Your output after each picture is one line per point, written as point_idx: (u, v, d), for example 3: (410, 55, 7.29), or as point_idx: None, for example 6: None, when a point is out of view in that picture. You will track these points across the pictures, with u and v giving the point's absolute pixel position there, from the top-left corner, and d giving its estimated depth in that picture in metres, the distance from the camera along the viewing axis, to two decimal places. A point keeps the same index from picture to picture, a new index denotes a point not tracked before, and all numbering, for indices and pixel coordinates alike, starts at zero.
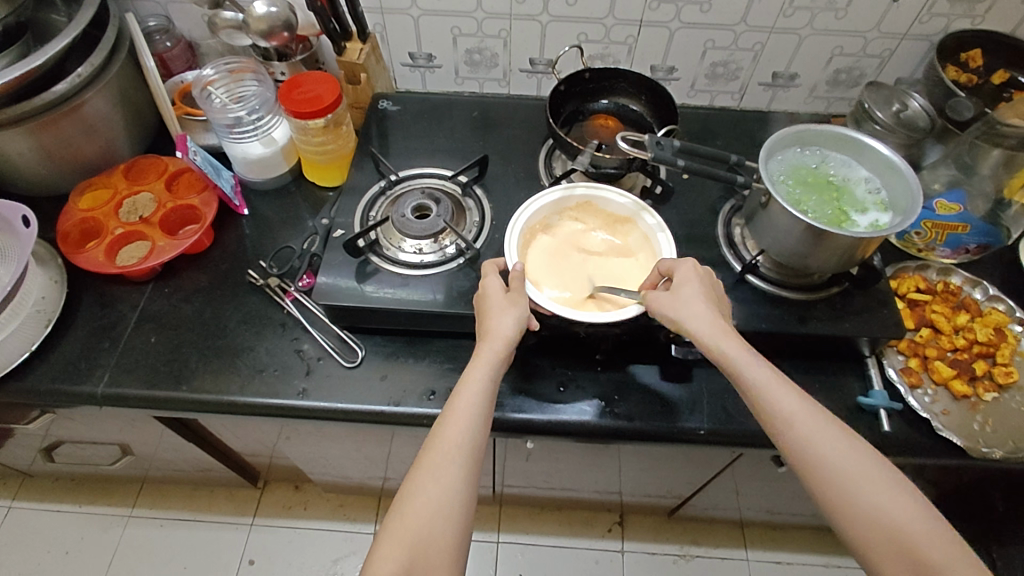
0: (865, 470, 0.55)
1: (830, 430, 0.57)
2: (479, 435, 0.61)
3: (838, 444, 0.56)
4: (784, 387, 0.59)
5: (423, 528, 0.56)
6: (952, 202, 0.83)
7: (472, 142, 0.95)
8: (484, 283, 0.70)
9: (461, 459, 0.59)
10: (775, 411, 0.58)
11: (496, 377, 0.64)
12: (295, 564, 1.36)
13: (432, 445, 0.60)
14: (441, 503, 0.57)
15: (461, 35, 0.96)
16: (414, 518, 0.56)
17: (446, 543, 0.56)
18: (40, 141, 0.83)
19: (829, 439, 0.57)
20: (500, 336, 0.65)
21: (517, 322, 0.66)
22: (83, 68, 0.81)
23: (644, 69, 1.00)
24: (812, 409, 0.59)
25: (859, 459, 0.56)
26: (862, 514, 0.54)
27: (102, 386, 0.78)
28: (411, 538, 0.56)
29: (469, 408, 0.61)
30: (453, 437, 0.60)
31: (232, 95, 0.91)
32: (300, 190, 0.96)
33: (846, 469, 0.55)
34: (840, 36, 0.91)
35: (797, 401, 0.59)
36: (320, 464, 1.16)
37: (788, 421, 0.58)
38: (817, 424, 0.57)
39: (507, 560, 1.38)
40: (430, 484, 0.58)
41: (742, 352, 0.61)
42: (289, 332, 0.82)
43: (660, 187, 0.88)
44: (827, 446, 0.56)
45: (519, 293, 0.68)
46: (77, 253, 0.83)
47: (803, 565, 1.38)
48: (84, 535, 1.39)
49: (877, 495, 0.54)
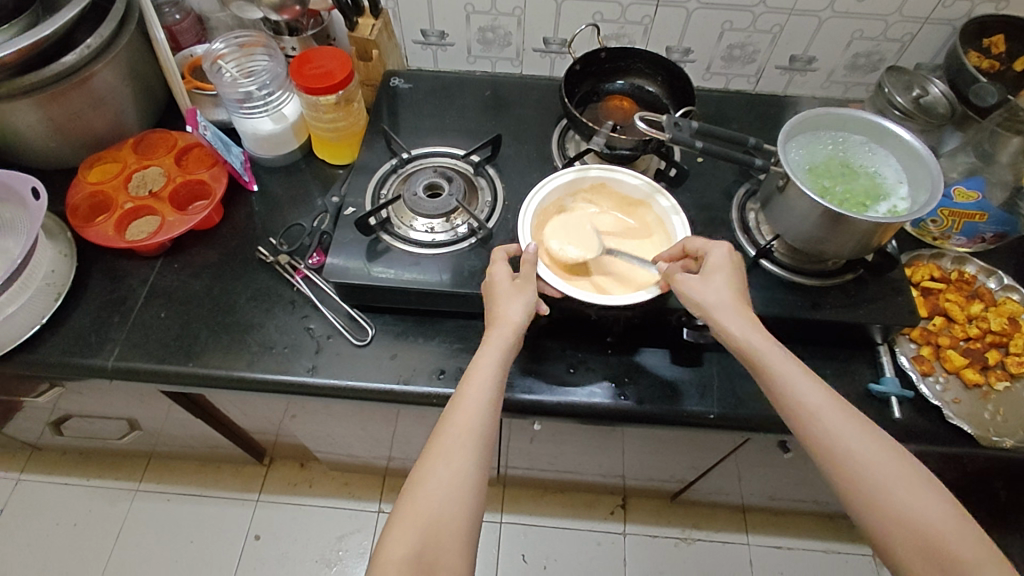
0: (886, 467, 0.54)
1: (851, 425, 0.57)
2: (491, 419, 0.61)
3: (858, 438, 0.56)
4: (805, 377, 0.59)
5: (435, 511, 0.56)
6: (971, 190, 0.81)
7: (483, 122, 0.94)
8: (493, 270, 0.70)
9: (472, 443, 0.59)
10: (798, 398, 0.58)
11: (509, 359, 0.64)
12: (300, 541, 1.38)
13: (444, 430, 0.60)
14: (452, 486, 0.57)
15: (474, 12, 0.95)
16: (425, 501, 0.57)
17: (459, 526, 0.56)
18: (49, 113, 0.82)
19: (852, 432, 0.56)
20: (509, 324, 0.65)
21: (525, 308, 0.66)
22: (93, 38, 0.80)
23: (660, 50, 0.99)
24: (837, 402, 0.58)
25: (883, 455, 0.55)
26: (882, 508, 0.53)
27: (113, 360, 0.78)
28: (423, 521, 0.56)
29: (481, 393, 0.61)
30: (465, 423, 0.59)
31: (243, 69, 0.89)
32: (310, 168, 0.95)
33: (872, 465, 0.55)
34: (861, 19, 0.90)
35: (821, 395, 0.58)
36: (326, 442, 1.16)
37: (811, 413, 0.58)
38: (840, 418, 0.57)
39: (510, 540, 1.39)
40: (441, 468, 0.58)
41: (760, 339, 0.61)
42: (299, 309, 0.82)
43: (674, 170, 0.85)
44: (847, 438, 0.56)
45: (528, 278, 0.68)
46: (86, 227, 0.83)
47: (803, 551, 1.39)
48: (92, 507, 1.40)
49: (894, 491, 0.53)
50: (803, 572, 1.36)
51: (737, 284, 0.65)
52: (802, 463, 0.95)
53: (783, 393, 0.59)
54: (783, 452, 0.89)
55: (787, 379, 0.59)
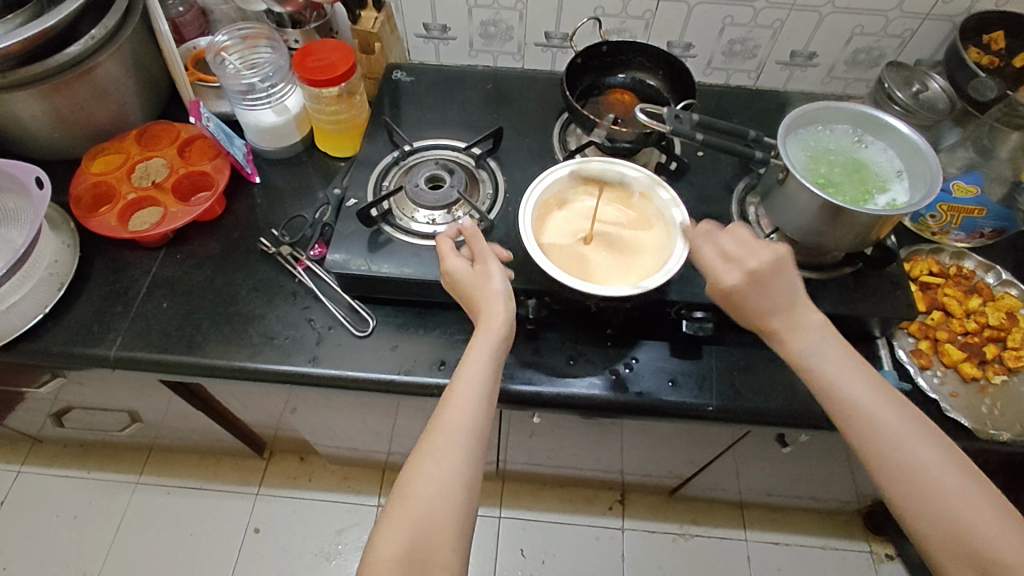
0: (931, 470, 0.55)
1: (900, 427, 0.58)
2: (483, 416, 0.61)
3: (904, 440, 0.57)
4: (853, 379, 0.61)
5: (424, 510, 0.57)
6: (969, 185, 0.82)
7: (485, 115, 0.94)
8: (444, 264, 0.69)
9: (462, 441, 0.59)
10: (847, 402, 0.60)
11: (500, 355, 0.65)
12: (300, 534, 1.38)
13: (435, 427, 0.60)
14: (444, 485, 0.58)
15: (477, 6, 0.95)
16: (415, 499, 0.57)
17: (448, 524, 0.57)
18: (53, 103, 0.83)
19: (901, 434, 0.57)
20: (495, 319, 0.65)
21: (504, 295, 0.66)
22: (97, 30, 0.80)
23: (661, 45, 0.99)
24: (886, 403, 0.59)
25: (930, 458, 0.56)
26: (927, 513, 0.55)
27: (115, 349, 0.78)
28: (415, 520, 0.56)
29: (472, 390, 0.61)
30: (456, 420, 0.60)
31: (245, 61, 0.89)
32: (311, 160, 0.95)
33: (919, 469, 0.56)
34: (861, 14, 0.90)
35: (870, 397, 0.59)
36: (326, 435, 1.17)
37: (857, 416, 0.59)
38: (888, 421, 0.58)
39: (508, 534, 1.40)
40: (431, 466, 0.58)
41: (808, 344, 0.63)
42: (301, 300, 0.82)
43: (675, 163, 0.87)
44: (892, 441, 0.57)
45: (484, 261, 0.68)
46: (89, 217, 0.83)
47: (801, 547, 1.39)
48: (92, 500, 1.41)
49: (938, 495, 0.55)
50: (800, 568, 1.37)
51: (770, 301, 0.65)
52: (800, 457, 0.95)
53: (831, 396, 0.61)
54: (781, 446, 0.89)
55: (834, 383, 0.61)
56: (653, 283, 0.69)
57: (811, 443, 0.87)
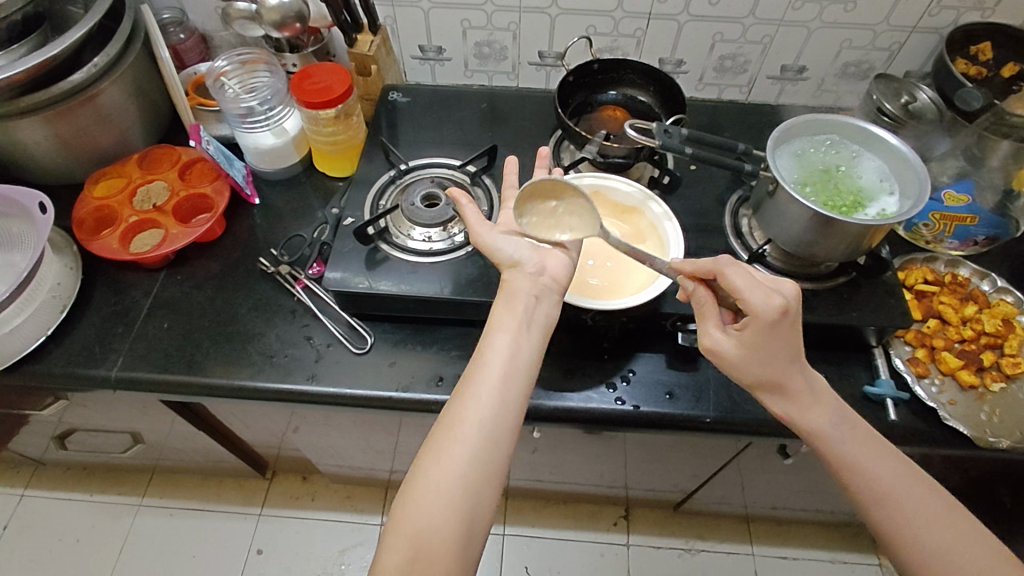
0: (904, 485, 0.59)
1: (873, 447, 0.60)
2: (497, 408, 0.59)
3: (879, 458, 0.60)
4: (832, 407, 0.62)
5: (426, 516, 0.55)
6: (961, 194, 0.84)
7: (480, 133, 0.96)
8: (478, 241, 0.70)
9: (469, 438, 0.58)
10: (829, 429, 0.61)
11: (518, 344, 0.63)
12: (302, 554, 1.38)
13: (444, 422, 0.59)
14: (446, 488, 0.56)
15: (471, 28, 0.97)
16: (417, 505, 0.55)
17: (450, 531, 0.55)
18: (56, 130, 0.85)
19: (877, 453, 0.60)
20: (516, 297, 0.66)
21: (513, 244, 0.69)
22: (99, 58, 0.82)
23: (653, 62, 1.01)
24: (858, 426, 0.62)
25: (900, 476, 0.59)
26: (902, 525, 0.58)
27: (116, 370, 0.79)
28: (416, 528, 0.54)
29: (485, 380, 0.60)
30: (466, 414, 0.59)
31: (245, 85, 0.91)
32: (310, 181, 0.97)
33: (892, 482, 0.59)
34: (849, 28, 0.92)
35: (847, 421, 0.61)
36: (328, 454, 1.17)
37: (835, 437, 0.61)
38: (862, 440, 0.61)
39: (513, 552, 1.39)
40: (435, 469, 0.57)
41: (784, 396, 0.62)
42: (299, 319, 0.83)
43: (668, 177, 0.88)
44: (871, 459, 0.60)
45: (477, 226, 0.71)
46: (91, 240, 0.85)
47: (810, 561, 1.37)
48: (95, 523, 1.40)
49: (910, 507, 0.58)
50: None
51: (755, 356, 0.60)
52: (803, 470, 0.94)
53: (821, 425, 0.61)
54: (783, 458, 0.89)
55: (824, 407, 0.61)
56: (638, 299, 0.71)
57: (812, 454, 0.86)
